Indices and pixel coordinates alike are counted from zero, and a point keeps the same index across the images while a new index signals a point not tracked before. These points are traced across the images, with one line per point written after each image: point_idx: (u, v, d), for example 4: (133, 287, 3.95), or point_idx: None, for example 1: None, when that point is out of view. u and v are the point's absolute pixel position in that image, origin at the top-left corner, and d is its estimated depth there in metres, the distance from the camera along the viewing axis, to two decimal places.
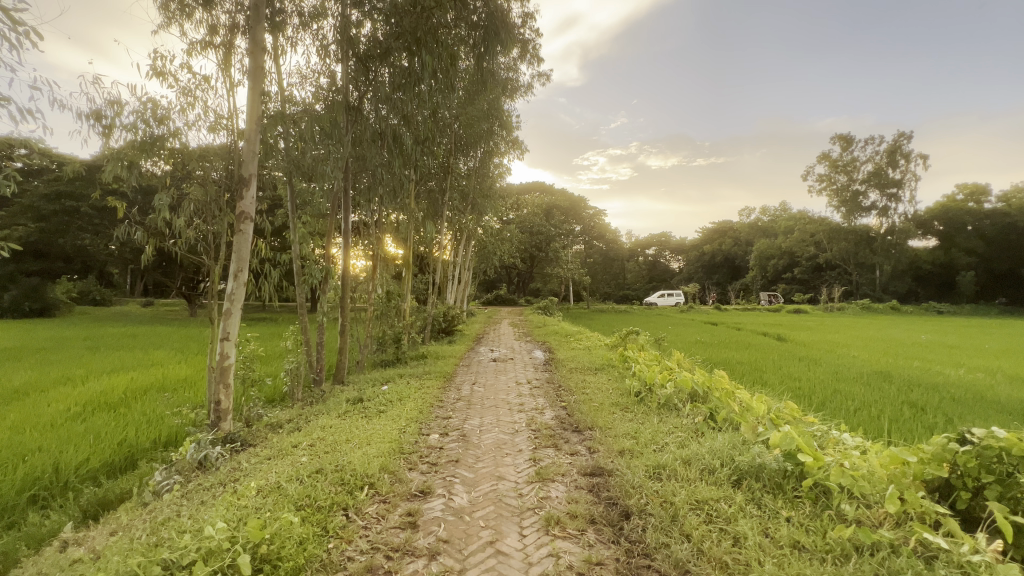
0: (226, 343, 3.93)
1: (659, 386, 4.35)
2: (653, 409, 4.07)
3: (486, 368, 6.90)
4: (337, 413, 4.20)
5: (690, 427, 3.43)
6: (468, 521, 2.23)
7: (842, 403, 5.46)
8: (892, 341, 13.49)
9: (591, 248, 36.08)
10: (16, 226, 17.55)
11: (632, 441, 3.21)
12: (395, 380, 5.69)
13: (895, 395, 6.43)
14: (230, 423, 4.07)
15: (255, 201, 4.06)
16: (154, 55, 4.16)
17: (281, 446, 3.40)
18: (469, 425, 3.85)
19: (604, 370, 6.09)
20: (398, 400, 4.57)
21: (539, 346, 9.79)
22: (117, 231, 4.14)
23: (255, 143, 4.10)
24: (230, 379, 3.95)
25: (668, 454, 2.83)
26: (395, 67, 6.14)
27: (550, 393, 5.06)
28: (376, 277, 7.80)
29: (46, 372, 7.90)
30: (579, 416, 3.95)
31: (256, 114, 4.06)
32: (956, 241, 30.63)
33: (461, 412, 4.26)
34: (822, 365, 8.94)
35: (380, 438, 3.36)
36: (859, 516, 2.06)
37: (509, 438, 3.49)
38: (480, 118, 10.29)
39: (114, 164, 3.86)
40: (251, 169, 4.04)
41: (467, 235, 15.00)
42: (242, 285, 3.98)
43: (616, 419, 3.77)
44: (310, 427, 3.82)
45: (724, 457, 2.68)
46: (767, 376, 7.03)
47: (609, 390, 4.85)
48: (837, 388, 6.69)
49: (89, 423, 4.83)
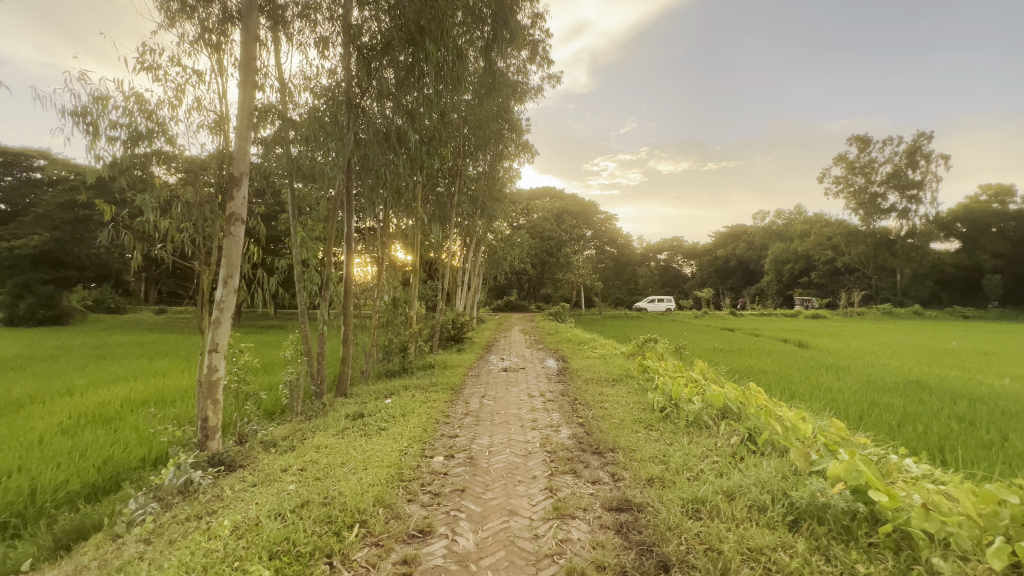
0: (215, 355, 3.64)
1: (685, 402, 3.98)
2: (680, 427, 3.68)
3: (497, 379, 6.54)
4: (334, 430, 3.87)
5: (726, 450, 3.03)
6: (474, 572, 1.87)
7: (884, 418, 5.01)
8: (920, 348, 12.89)
9: (603, 254, 35.54)
10: (32, 236, 17.61)
11: (661, 467, 2.84)
12: (400, 393, 5.35)
13: (937, 408, 5.97)
14: (219, 443, 3.77)
15: (247, 202, 3.77)
16: (142, 49, 3.92)
17: (270, 470, 3.08)
18: (477, 445, 3.49)
19: (622, 381, 5.70)
20: (402, 416, 4.23)
21: (552, 354, 9.40)
22: (102, 235, 3.87)
23: (247, 140, 3.83)
24: (219, 394, 3.66)
25: (708, 485, 2.44)
26: (399, 62, 5.79)
27: (566, 407, 4.68)
28: (382, 283, 7.51)
29: (46, 383, 7.72)
30: (598, 435, 3.58)
31: (247, 107, 3.78)
32: (980, 244, 29.69)
33: (469, 430, 3.90)
34: (852, 374, 8.42)
35: (377, 462, 3.02)
36: (956, 573, 1.66)
37: (523, 461, 3.12)
38: (490, 120, 10.01)
39: (100, 165, 3.61)
40: (243, 168, 3.76)
41: (477, 240, 14.73)
42: (232, 291, 3.68)
43: (640, 440, 3.39)
44: (304, 448, 3.49)
45: (775, 491, 2.28)
46: (796, 386, 6.58)
47: (629, 405, 4.46)
48: (872, 399, 6.24)
49: (77, 439, 4.57)
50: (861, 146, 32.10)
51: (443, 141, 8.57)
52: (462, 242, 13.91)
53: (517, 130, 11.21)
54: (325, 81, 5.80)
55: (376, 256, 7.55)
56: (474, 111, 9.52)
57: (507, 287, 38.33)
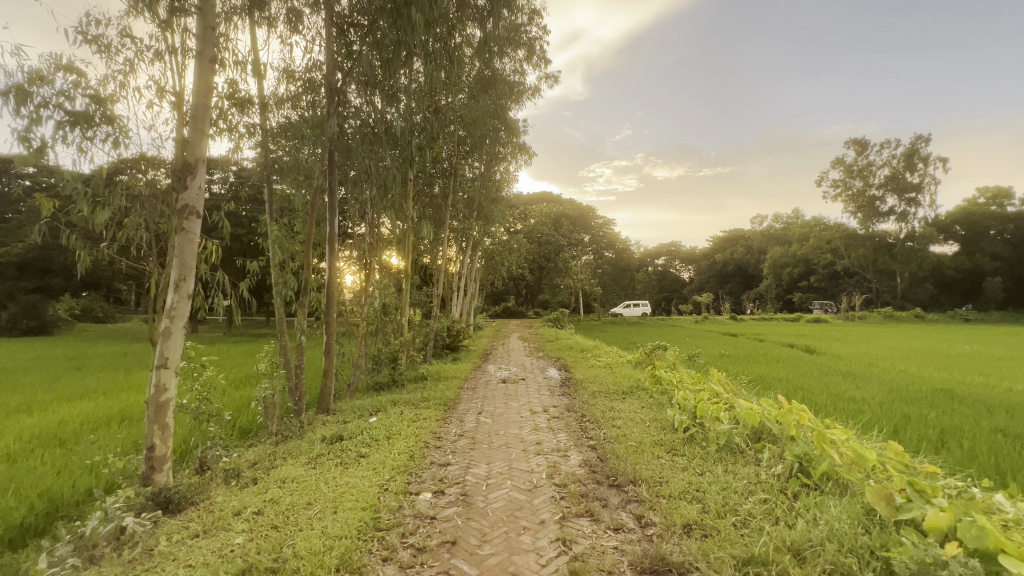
0: (164, 372, 3.10)
1: (711, 421, 3.46)
2: (709, 452, 3.16)
3: (495, 392, 5.99)
4: (305, 459, 3.32)
5: (774, 485, 2.51)
6: None
7: (927, 434, 4.48)
8: (934, 353, 12.39)
9: (602, 259, 35.05)
10: (17, 243, 17.05)
11: (699, 508, 2.32)
12: (387, 410, 4.81)
13: (976, 420, 5.46)
14: (170, 476, 3.20)
15: (203, 193, 3.24)
16: (85, 19, 3.38)
17: (218, 514, 2.53)
18: (473, 476, 2.96)
19: (632, 394, 5.16)
20: (385, 439, 3.69)
21: (553, 363, 8.85)
22: (36, 233, 3.31)
23: (204, 124, 3.30)
24: (168, 418, 3.12)
25: (766, 538, 1.92)
26: (380, 38, 5.01)
27: (573, 426, 4.15)
28: (370, 288, 6.97)
29: (7, 399, 7.11)
30: (614, 462, 3.05)
31: (204, 83, 3.26)
32: (980, 246, 29.42)
33: (463, 457, 3.34)
34: (872, 382, 7.91)
35: (350, 503, 2.48)
36: None
37: (527, 498, 2.58)
38: (487, 117, 9.51)
39: (29, 151, 3.06)
40: (199, 154, 3.23)
41: (472, 245, 14.23)
42: (185, 297, 3.14)
43: (666, 469, 2.87)
44: (268, 481, 2.94)
45: (859, 552, 1.77)
46: (818, 397, 6.08)
47: (645, 423, 3.93)
48: (903, 411, 5.71)
49: (15, 467, 3.96)
50: (859, 149, 31.95)
51: (435, 137, 8.03)
52: (457, 247, 13.41)
53: (514, 130, 10.72)
54: (305, 67, 5.24)
55: (363, 259, 6.97)
56: (469, 108, 9.04)
57: (505, 292, 37.77)
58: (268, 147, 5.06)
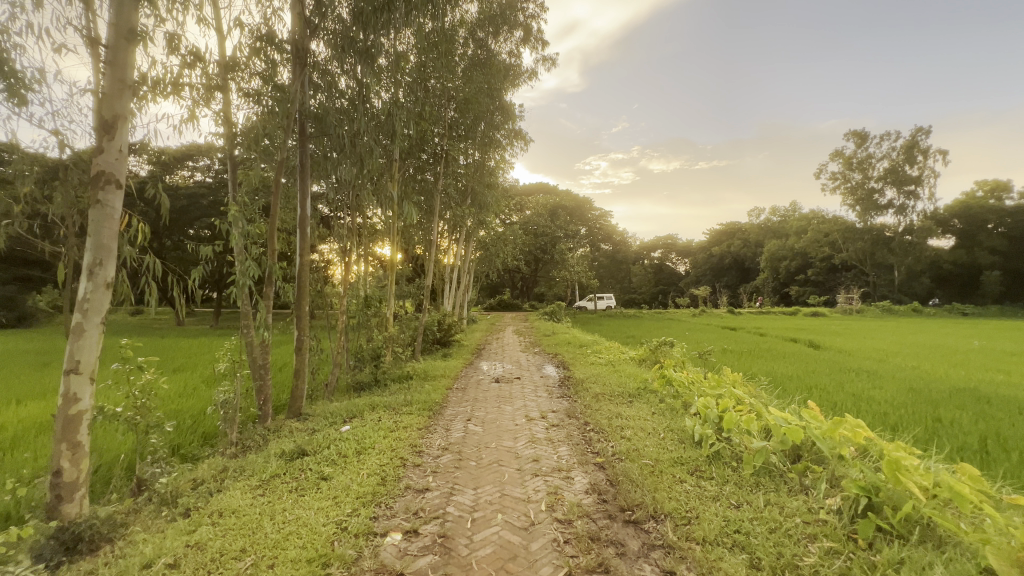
0: (76, 379, 2.50)
1: (739, 434, 2.91)
2: (743, 476, 2.61)
3: (486, 393, 5.45)
4: (255, 483, 2.75)
5: (839, 528, 1.97)
6: None
7: (970, 441, 3.98)
8: (940, 348, 12.01)
9: (597, 251, 34.47)
10: None
11: (749, 561, 1.78)
12: (365, 416, 4.26)
13: (1009, 423, 5.00)
14: (86, 505, 2.61)
15: (125, 158, 2.63)
16: None
17: (124, 565, 1.95)
18: (456, 506, 2.41)
19: (638, 398, 4.61)
20: (357, 456, 3.12)
21: (550, 360, 8.30)
22: None
23: (126, 74, 2.68)
24: (83, 433, 2.55)
25: None
26: None
27: (576, 436, 3.61)
28: (350, 279, 6.35)
29: None
30: (629, 489, 2.51)
31: (122, 21, 2.63)
32: (978, 241, 29.07)
33: (445, 479, 2.78)
34: (889, 380, 7.42)
35: (295, 551, 1.92)
36: None
37: (523, 543, 2.03)
38: (480, 97, 8.83)
39: None
40: (119, 110, 2.61)
41: (466, 235, 13.60)
42: (101, 285, 2.54)
43: (694, 500, 2.32)
44: (199, 516, 2.36)
45: None
46: (838, 398, 5.57)
47: (659, 435, 3.38)
48: (932, 414, 5.22)
49: None
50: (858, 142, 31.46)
51: (423, 117, 7.40)
52: (449, 237, 12.79)
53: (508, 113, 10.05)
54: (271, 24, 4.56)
55: (343, 247, 6.34)
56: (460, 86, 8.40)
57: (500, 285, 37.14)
58: (229, 115, 4.43)
